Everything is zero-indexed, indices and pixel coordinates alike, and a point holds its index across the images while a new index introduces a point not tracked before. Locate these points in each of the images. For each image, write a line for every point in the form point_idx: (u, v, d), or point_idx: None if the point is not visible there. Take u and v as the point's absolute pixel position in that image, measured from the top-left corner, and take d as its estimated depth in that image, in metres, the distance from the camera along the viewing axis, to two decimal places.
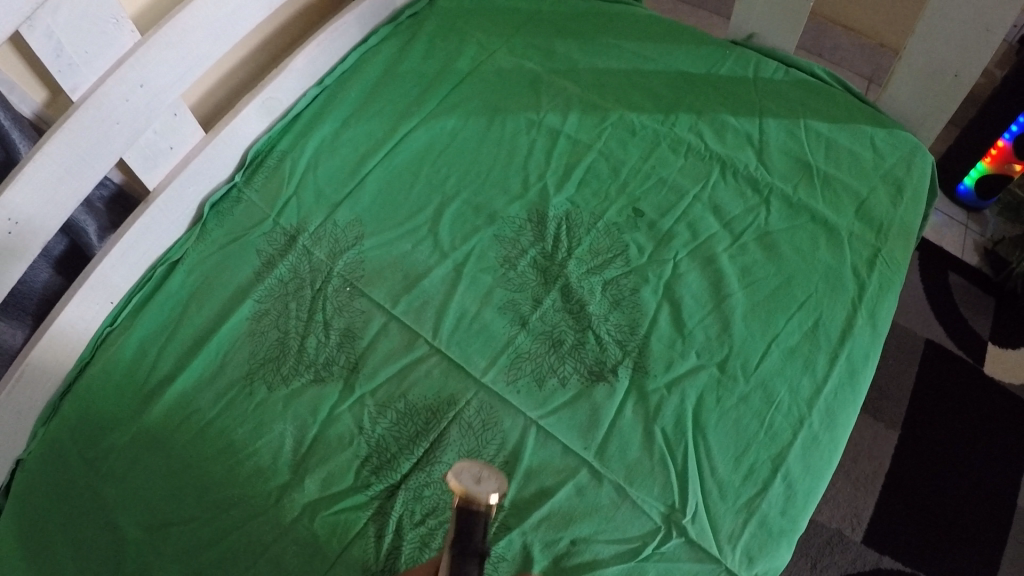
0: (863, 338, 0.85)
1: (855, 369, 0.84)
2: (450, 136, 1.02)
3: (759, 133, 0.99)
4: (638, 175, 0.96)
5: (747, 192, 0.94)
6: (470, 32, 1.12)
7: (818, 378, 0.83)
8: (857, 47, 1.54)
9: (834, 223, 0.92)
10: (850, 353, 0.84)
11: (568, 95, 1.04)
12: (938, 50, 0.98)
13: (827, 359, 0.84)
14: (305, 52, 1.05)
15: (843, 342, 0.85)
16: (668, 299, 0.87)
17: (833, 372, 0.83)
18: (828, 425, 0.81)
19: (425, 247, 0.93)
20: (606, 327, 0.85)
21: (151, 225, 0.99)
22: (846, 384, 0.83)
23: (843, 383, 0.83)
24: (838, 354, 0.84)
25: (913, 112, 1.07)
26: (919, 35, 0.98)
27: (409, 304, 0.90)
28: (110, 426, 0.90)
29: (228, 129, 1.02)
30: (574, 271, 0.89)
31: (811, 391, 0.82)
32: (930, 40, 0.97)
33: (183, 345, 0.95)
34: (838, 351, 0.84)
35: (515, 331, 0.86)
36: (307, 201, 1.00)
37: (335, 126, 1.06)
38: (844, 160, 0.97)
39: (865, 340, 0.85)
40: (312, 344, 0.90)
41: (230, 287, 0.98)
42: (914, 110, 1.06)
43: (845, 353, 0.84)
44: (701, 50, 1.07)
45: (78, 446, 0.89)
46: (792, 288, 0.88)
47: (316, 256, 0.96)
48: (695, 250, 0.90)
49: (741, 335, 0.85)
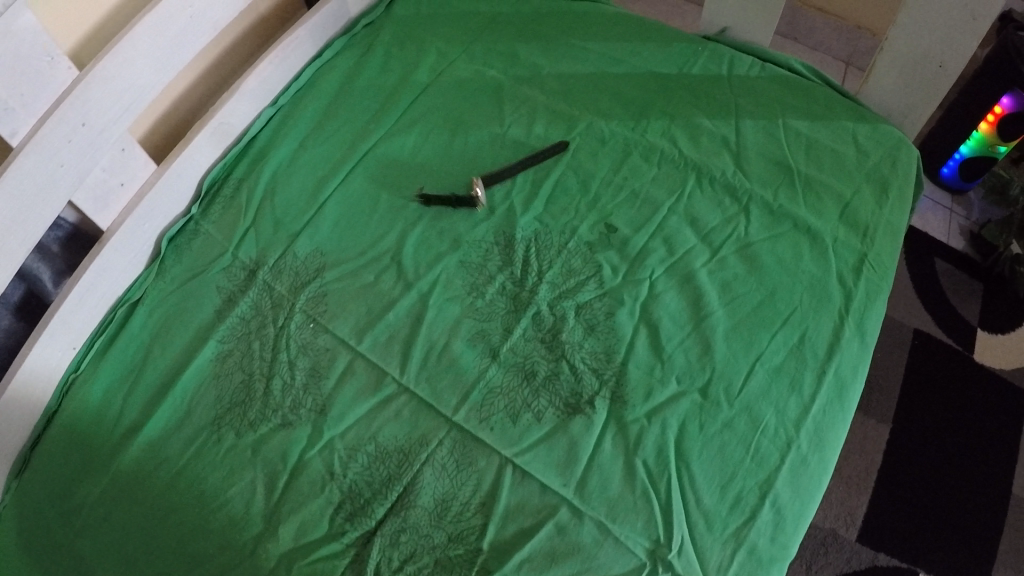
0: (851, 351, 0.82)
1: (844, 385, 0.80)
2: (411, 154, 0.98)
3: (735, 136, 0.94)
4: (610, 188, 0.92)
5: (724, 201, 0.90)
6: (428, 40, 1.07)
7: (806, 397, 0.79)
8: (833, 29, 1.48)
9: (816, 229, 0.87)
10: (837, 368, 0.81)
11: (533, 104, 0.99)
12: (922, 40, 0.96)
13: (814, 376, 0.80)
14: (256, 73, 1.00)
15: (830, 357, 0.81)
16: (646, 322, 0.83)
17: (820, 390, 0.80)
18: (817, 446, 0.78)
19: (389, 277, 0.89)
20: (581, 355, 0.81)
21: (107, 266, 0.94)
22: (834, 400, 0.80)
23: (832, 401, 0.79)
24: (825, 371, 0.80)
25: (896, 103, 1.05)
26: (903, 24, 0.95)
27: (374, 340, 0.86)
28: (79, 479, 0.87)
29: (180, 159, 0.97)
30: (545, 297, 0.85)
31: (798, 412, 0.79)
32: (913, 29, 0.95)
33: (146, 392, 0.91)
34: (825, 367, 0.80)
35: (486, 365, 0.82)
36: (265, 232, 0.96)
37: (291, 148, 1.01)
38: (825, 160, 0.92)
39: (853, 353, 0.82)
40: (277, 386, 0.86)
41: (192, 327, 0.94)
42: (897, 102, 1.05)
43: (833, 369, 0.80)
44: (671, 48, 1.02)
45: (49, 501, 0.86)
46: (775, 302, 0.84)
47: (277, 290, 0.92)
48: (671, 266, 0.86)
49: (723, 356, 0.81)
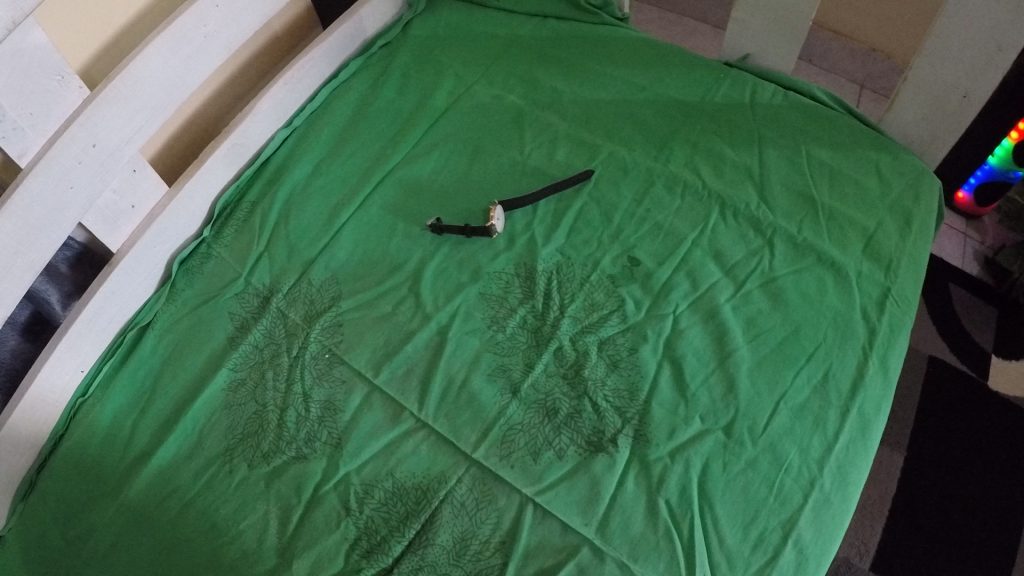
0: (875, 388, 0.79)
1: (867, 423, 0.78)
2: (429, 180, 0.97)
3: (758, 166, 0.93)
4: (633, 219, 0.90)
5: (748, 233, 0.89)
6: (447, 63, 1.06)
7: (830, 435, 0.77)
8: (846, 52, 1.47)
9: (841, 263, 0.86)
10: (862, 405, 0.78)
11: (554, 131, 0.98)
12: (947, 70, 0.94)
13: (838, 414, 0.78)
14: (270, 94, 0.99)
15: (854, 395, 0.79)
16: (669, 359, 0.81)
17: (844, 428, 0.77)
18: (840, 483, 0.75)
19: (407, 308, 0.88)
20: (604, 393, 0.80)
21: (117, 288, 0.92)
22: (858, 437, 0.77)
23: (856, 439, 0.77)
24: (849, 409, 0.78)
25: (918, 134, 1.04)
26: (927, 55, 0.94)
27: (392, 372, 0.84)
28: (86, 506, 0.85)
29: (193, 181, 0.95)
30: (567, 331, 0.83)
31: (822, 451, 0.76)
32: (938, 59, 0.94)
33: (157, 420, 0.89)
34: (849, 405, 0.78)
35: (506, 401, 0.81)
36: (279, 257, 0.94)
37: (306, 171, 0.99)
38: (849, 193, 0.91)
39: (876, 390, 0.79)
40: (291, 419, 0.85)
41: (203, 354, 0.91)
42: (920, 132, 1.04)
43: (857, 407, 0.78)
44: (693, 76, 1.01)
45: (58, 526, 0.84)
46: (800, 339, 0.82)
47: (291, 319, 0.90)
48: (695, 301, 0.85)
49: (748, 394, 0.79)
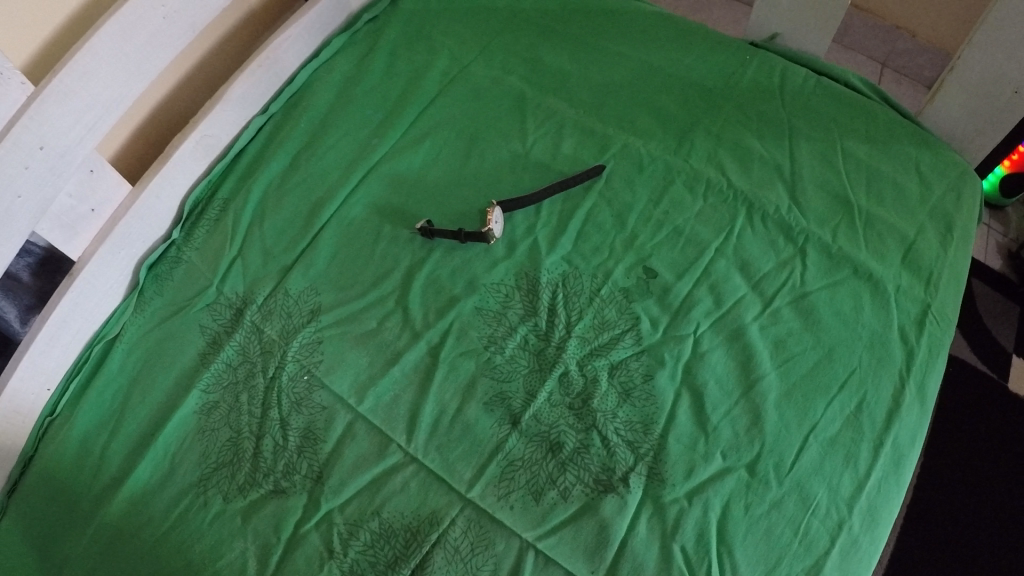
0: (910, 418, 0.70)
1: (901, 457, 0.69)
2: (419, 175, 0.86)
3: (789, 163, 0.83)
4: (648, 223, 0.80)
5: (778, 241, 0.78)
6: (441, 40, 0.95)
7: (861, 472, 0.68)
8: (868, 27, 1.33)
9: (878, 277, 0.75)
10: (896, 438, 0.69)
11: (561, 118, 0.88)
12: (1000, 61, 0.85)
13: (871, 448, 0.68)
14: (244, 77, 0.88)
15: (889, 427, 0.69)
16: (688, 387, 0.72)
17: (877, 463, 0.68)
18: (869, 525, 0.66)
19: (394, 324, 0.78)
20: (615, 426, 0.71)
21: (80, 300, 0.83)
22: (890, 472, 0.68)
23: (889, 475, 0.68)
24: (883, 442, 0.69)
25: (960, 128, 0.94)
26: (979, 42, 0.85)
27: (377, 399, 0.75)
28: (58, 537, 0.78)
29: (158, 179, 0.85)
30: (574, 354, 0.74)
31: (852, 489, 0.67)
32: (991, 49, 0.85)
33: (127, 444, 0.81)
34: (883, 438, 0.69)
35: (505, 433, 0.72)
36: (253, 264, 0.84)
37: (282, 164, 0.89)
38: (887, 195, 0.80)
39: (912, 420, 0.70)
40: (268, 448, 0.76)
41: (174, 372, 0.83)
42: (962, 127, 0.94)
43: (891, 440, 0.69)
44: (716, 57, 0.91)
45: (30, 558, 0.78)
46: (833, 364, 0.72)
47: (266, 335, 0.80)
48: (718, 320, 0.75)
49: (775, 428, 0.70)
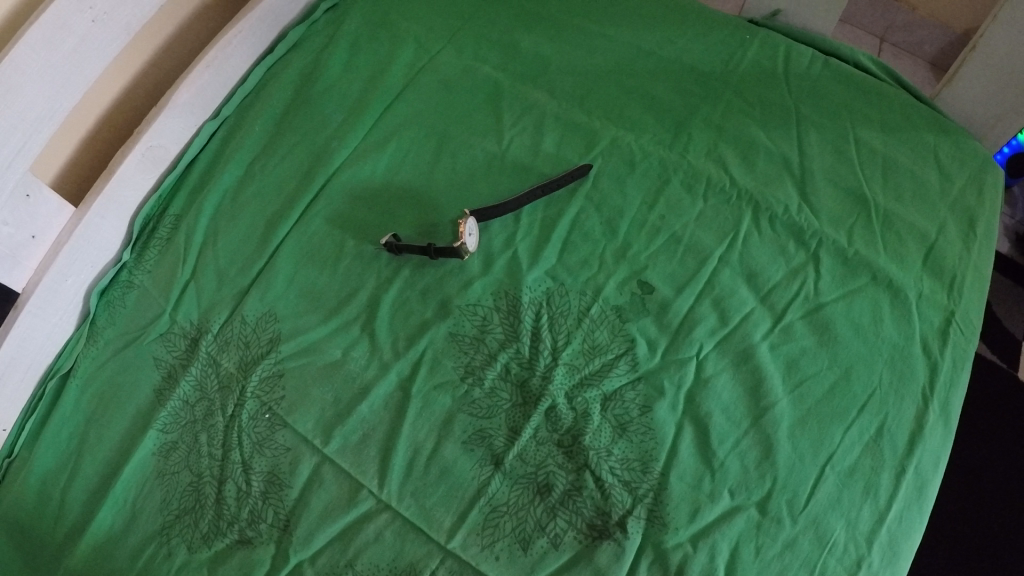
0: (933, 440, 0.63)
1: (924, 484, 0.61)
2: (384, 182, 0.77)
3: (798, 156, 0.75)
4: (642, 229, 0.72)
5: (789, 246, 0.70)
6: (406, 27, 0.86)
7: (882, 503, 0.60)
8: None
9: (898, 283, 0.68)
10: (919, 463, 0.62)
11: (541, 112, 0.79)
12: None
13: (893, 476, 0.61)
14: (190, 80, 0.79)
15: (912, 451, 0.62)
16: (692, 417, 0.64)
17: (899, 493, 0.60)
18: (891, 562, 0.59)
19: (360, 353, 0.69)
20: (610, 465, 0.63)
21: (28, 335, 0.76)
22: (913, 500, 0.61)
23: (911, 504, 0.61)
24: (905, 469, 0.61)
25: (980, 114, 0.84)
26: (1004, 20, 0.76)
27: (345, 440, 0.67)
28: None
29: (102, 198, 0.77)
30: (560, 384, 0.65)
31: (872, 523, 0.60)
32: (1017, 27, 0.75)
33: (85, 490, 0.74)
34: (906, 465, 0.61)
35: (487, 475, 0.64)
36: (207, 287, 0.76)
37: (236, 175, 0.81)
38: (905, 189, 0.73)
39: (936, 442, 0.63)
40: (230, 494, 0.69)
41: (131, 410, 0.75)
42: (982, 112, 0.84)
43: (914, 465, 0.61)
44: (713, 37, 0.83)
45: None
46: (851, 384, 0.64)
47: (223, 367, 0.72)
48: (723, 341, 0.66)
49: (788, 460, 0.62)
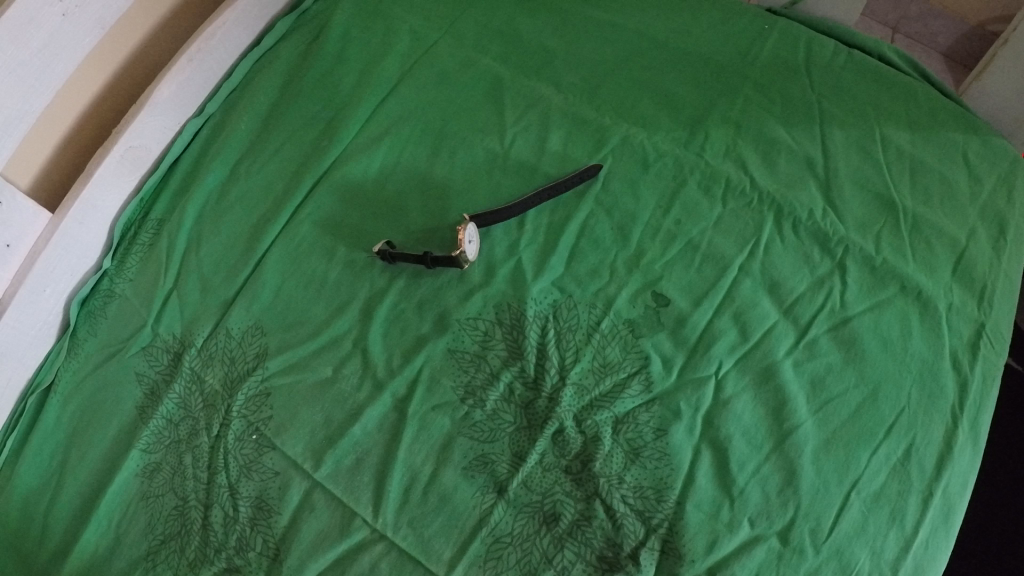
0: (962, 461, 0.58)
1: (951, 508, 0.57)
2: (376, 184, 0.72)
3: (822, 156, 0.70)
4: (656, 236, 0.66)
5: (813, 254, 0.65)
6: (402, 17, 0.80)
7: (908, 530, 0.55)
8: None
9: (928, 294, 0.63)
10: (947, 486, 0.57)
11: (546, 107, 0.74)
12: None
13: (920, 500, 0.56)
14: (171, 76, 0.75)
15: (940, 473, 0.57)
16: (709, 441, 0.59)
17: (926, 518, 0.56)
18: None
19: (352, 371, 0.65)
20: (622, 493, 0.58)
21: (5, 349, 0.71)
22: (939, 524, 0.56)
23: (937, 529, 0.56)
24: (933, 492, 0.56)
25: (1004, 115, 0.79)
26: None
27: (336, 464, 0.62)
28: None
29: (80, 202, 0.72)
30: (568, 405, 0.60)
31: (898, 551, 0.55)
32: None
33: (66, 513, 0.69)
34: (933, 488, 0.57)
35: (489, 504, 0.59)
36: (191, 298, 0.71)
37: (220, 177, 0.76)
38: (933, 191, 0.68)
39: (964, 463, 0.58)
40: (217, 519, 0.64)
41: (112, 429, 0.71)
42: (1006, 113, 0.78)
43: (942, 489, 0.57)
44: (729, 26, 0.77)
45: None
46: (878, 404, 0.59)
47: (207, 384, 0.68)
48: (743, 358, 0.61)
49: (812, 487, 0.57)
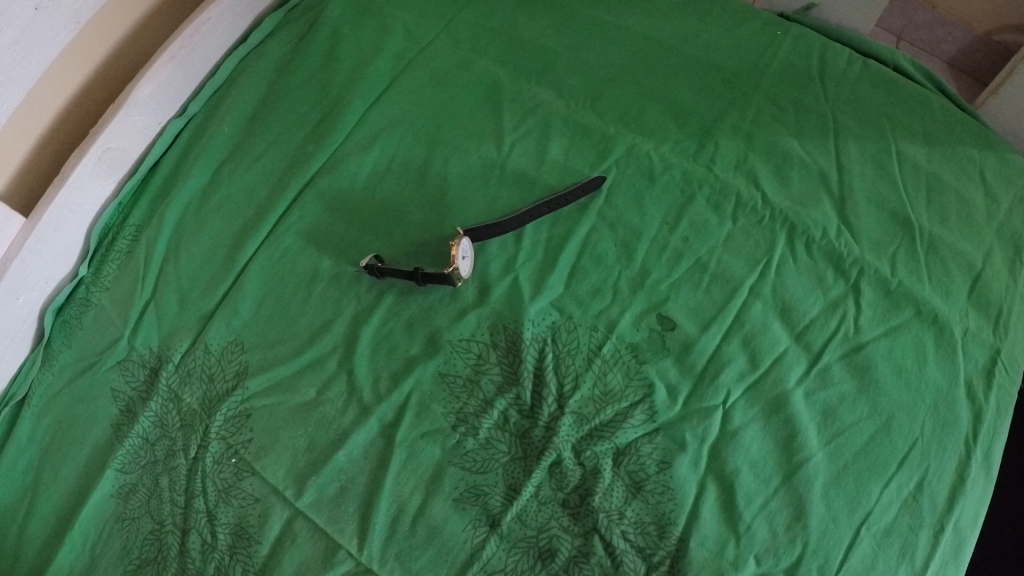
0: (975, 493, 0.55)
1: (963, 542, 0.54)
2: (366, 193, 0.68)
3: (837, 171, 0.66)
4: (662, 254, 0.62)
5: (826, 275, 0.61)
6: (395, 14, 0.76)
7: (918, 567, 0.52)
8: None
9: (944, 318, 0.60)
10: (959, 519, 0.54)
11: (547, 113, 0.70)
12: None
13: (931, 535, 0.53)
14: (151, 74, 0.71)
15: (953, 507, 0.54)
16: (714, 475, 0.55)
17: (937, 554, 0.52)
18: None
19: (338, 393, 0.61)
20: (622, 529, 0.54)
21: None
22: (950, 560, 0.53)
23: (948, 565, 0.53)
24: (945, 527, 0.53)
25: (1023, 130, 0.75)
26: None
27: (319, 492, 0.59)
28: None
29: (55, 206, 0.68)
30: (566, 435, 0.57)
31: None
32: None
33: (36, 537, 0.65)
34: (945, 522, 0.53)
35: (481, 539, 0.55)
36: (169, 310, 0.67)
37: (202, 181, 0.72)
38: (950, 209, 0.64)
39: (977, 495, 0.55)
40: (195, 546, 0.61)
41: (86, 448, 0.67)
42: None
43: (954, 522, 0.53)
44: (740, 29, 0.73)
45: None
46: (892, 435, 0.56)
47: (186, 403, 0.64)
48: (752, 387, 0.57)
49: (820, 522, 0.53)
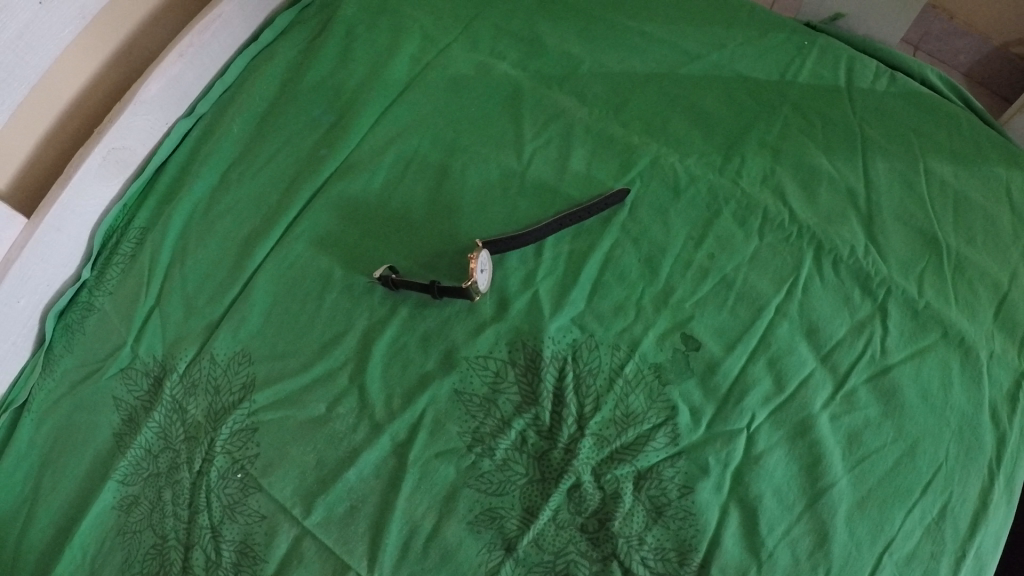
0: (997, 519, 0.53)
1: (984, 569, 0.52)
2: (381, 200, 0.66)
3: (865, 187, 0.64)
4: (687, 271, 0.61)
5: (853, 294, 0.60)
6: (412, 16, 0.74)
7: None
8: None
9: (970, 341, 0.58)
10: (981, 546, 0.52)
11: (568, 121, 0.68)
12: None
13: (953, 563, 0.51)
14: (159, 72, 0.69)
15: (975, 534, 0.52)
16: (737, 500, 0.53)
17: None
18: None
19: (348, 408, 0.59)
20: (642, 555, 0.53)
21: None
22: None
23: None
24: (966, 554, 0.52)
25: None
26: None
27: (328, 510, 0.57)
28: None
29: (57, 206, 0.66)
30: (586, 457, 0.55)
31: None
32: None
33: (34, 550, 0.63)
34: (967, 549, 0.52)
35: (496, 563, 0.54)
36: (175, 317, 0.65)
37: (210, 184, 0.70)
38: (976, 227, 0.63)
39: (999, 522, 0.53)
40: (198, 563, 0.59)
41: (87, 457, 0.65)
42: None
43: (976, 549, 0.52)
44: (766, 38, 0.71)
45: None
46: (916, 459, 0.54)
47: (190, 415, 0.62)
48: (778, 410, 0.56)
49: (842, 550, 0.51)
